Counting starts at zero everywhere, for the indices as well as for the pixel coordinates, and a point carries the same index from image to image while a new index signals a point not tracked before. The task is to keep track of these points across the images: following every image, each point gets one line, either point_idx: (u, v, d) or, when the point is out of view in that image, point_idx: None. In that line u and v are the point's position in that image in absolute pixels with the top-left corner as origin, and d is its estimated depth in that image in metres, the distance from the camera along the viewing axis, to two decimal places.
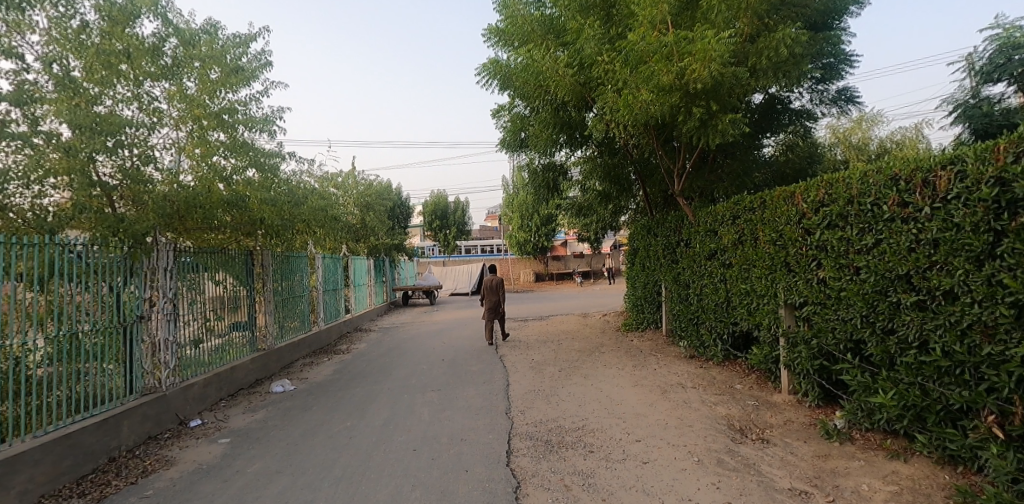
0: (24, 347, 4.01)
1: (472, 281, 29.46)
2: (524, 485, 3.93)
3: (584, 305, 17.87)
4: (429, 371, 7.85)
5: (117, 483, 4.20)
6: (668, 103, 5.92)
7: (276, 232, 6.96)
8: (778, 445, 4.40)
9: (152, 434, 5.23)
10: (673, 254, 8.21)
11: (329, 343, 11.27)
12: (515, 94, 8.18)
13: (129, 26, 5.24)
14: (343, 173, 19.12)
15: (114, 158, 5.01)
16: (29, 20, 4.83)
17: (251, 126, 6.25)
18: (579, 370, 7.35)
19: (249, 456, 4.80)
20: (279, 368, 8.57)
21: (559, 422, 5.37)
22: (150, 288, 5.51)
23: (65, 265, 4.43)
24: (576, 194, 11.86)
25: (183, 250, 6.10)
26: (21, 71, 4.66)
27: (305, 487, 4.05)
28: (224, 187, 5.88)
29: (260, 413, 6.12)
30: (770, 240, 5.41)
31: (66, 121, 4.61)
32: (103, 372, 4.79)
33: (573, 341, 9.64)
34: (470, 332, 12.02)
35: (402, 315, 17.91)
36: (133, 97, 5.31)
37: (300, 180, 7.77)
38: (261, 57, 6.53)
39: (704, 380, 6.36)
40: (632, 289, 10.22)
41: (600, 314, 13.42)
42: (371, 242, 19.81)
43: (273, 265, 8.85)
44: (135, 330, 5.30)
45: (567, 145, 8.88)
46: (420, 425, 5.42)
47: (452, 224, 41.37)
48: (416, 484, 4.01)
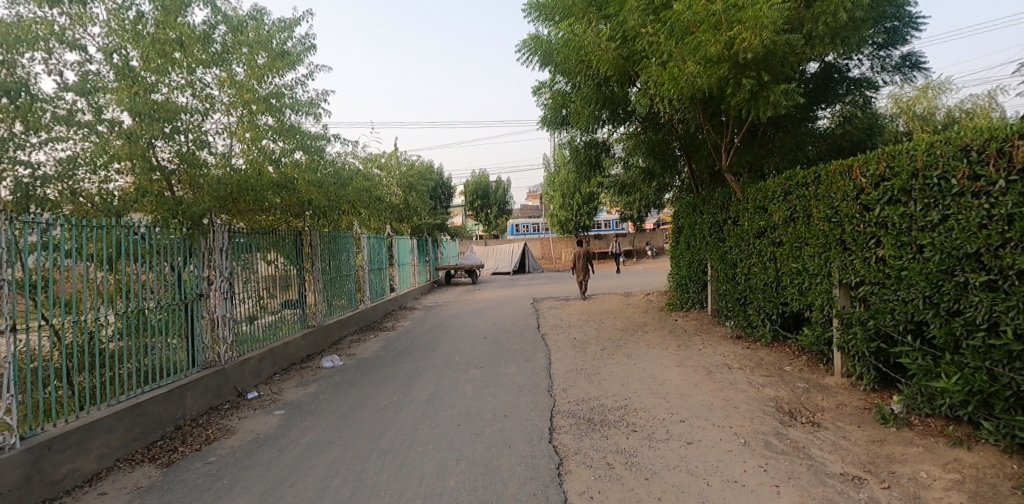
0: (97, 322, 4.32)
1: (514, 260, 29.46)
2: (567, 462, 3.96)
3: (627, 285, 17.59)
4: (472, 349, 7.97)
5: (183, 450, 4.53)
6: (716, 75, 5.69)
7: (324, 213, 7.15)
8: (829, 429, 4.25)
9: (214, 405, 5.56)
10: (720, 233, 7.96)
11: (375, 321, 11.61)
12: (556, 70, 8.05)
13: (182, 14, 5.38)
14: (386, 153, 19.37)
15: (172, 144, 5.24)
16: (90, 13, 5.17)
17: (297, 110, 6.37)
18: (622, 349, 7.28)
19: (302, 427, 5.04)
20: (329, 343, 8.91)
21: (601, 400, 5.36)
22: (208, 267, 5.78)
23: (131, 246, 4.70)
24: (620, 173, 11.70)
25: (238, 231, 6.35)
26: (84, 62, 4.94)
27: (355, 458, 4.23)
28: (274, 170, 6.05)
29: (312, 387, 6.38)
30: (824, 216, 5.15)
31: (127, 109, 4.87)
32: (168, 346, 5.11)
33: (615, 321, 9.54)
34: (510, 311, 12.07)
35: (445, 294, 18.22)
36: (187, 84, 5.51)
37: (344, 162, 7.89)
38: (305, 41, 6.62)
39: (752, 361, 6.21)
40: (676, 269, 10.01)
41: (643, 294, 13.25)
42: (414, 222, 20.25)
43: (321, 245, 9.09)
44: (195, 308, 5.58)
45: (609, 122, 8.68)
46: (464, 401, 5.52)
47: (495, 204, 41.60)
48: (460, 458, 4.12)
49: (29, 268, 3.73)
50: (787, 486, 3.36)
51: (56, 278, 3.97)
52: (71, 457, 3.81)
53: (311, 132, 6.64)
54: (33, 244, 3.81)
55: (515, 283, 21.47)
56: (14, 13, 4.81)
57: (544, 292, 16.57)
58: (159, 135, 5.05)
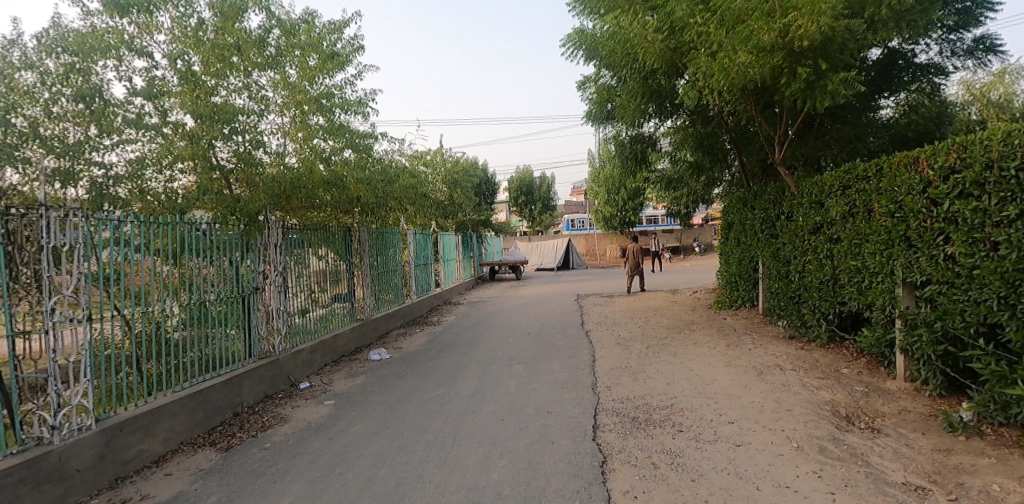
0: (163, 313, 4.59)
1: (558, 256, 29.35)
2: (611, 461, 3.92)
3: (675, 282, 17.19)
4: (515, 345, 7.99)
5: (241, 435, 4.77)
6: (769, 64, 5.47)
7: (372, 210, 7.32)
8: (890, 435, 4.04)
9: (269, 394, 5.81)
10: (772, 229, 7.66)
11: (420, 315, 11.83)
12: (601, 64, 7.96)
13: (239, 20, 5.60)
14: (431, 150, 19.64)
15: (230, 144, 5.49)
16: (156, 21, 5.44)
17: (346, 109, 6.54)
18: (668, 348, 7.14)
19: (351, 417, 5.20)
20: (377, 336, 9.15)
21: (646, 399, 5.27)
22: (263, 262, 6.04)
23: (193, 242, 4.95)
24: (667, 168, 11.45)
25: (291, 227, 6.59)
26: (151, 68, 5.24)
27: (400, 449, 4.34)
28: (324, 168, 6.25)
29: (360, 378, 6.56)
30: (886, 211, 4.87)
31: (190, 112, 5.12)
32: (227, 336, 5.38)
33: (661, 318, 9.36)
34: (553, 307, 12.04)
35: (489, 289, 18.35)
36: (244, 86, 5.73)
37: (391, 159, 8.04)
38: (354, 42, 6.78)
39: (806, 363, 5.96)
40: (725, 266, 9.71)
41: (690, 291, 12.92)
42: (459, 218, 20.46)
43: (369, 241, 9.32)
44: (252, 300, 5.84)
45: (656, 115, 8.50)
46: (507, 396, 5.55)
47: (539, 200, 41.36)
48: (503, 453, 4.15)
49: (101, 262, 4.02)
50: (843, 494, 3.21)
51: (126, 272, 4.26)
52: (140, 439, 4.09)
53: (359, 131, 6.78)
54: (107, 240, 4.09)
55: (559, 279, 21.36)
56: (90, 23, 5.15)
57: (587, 288, 16.43)
58: (219, 136, 5.28)
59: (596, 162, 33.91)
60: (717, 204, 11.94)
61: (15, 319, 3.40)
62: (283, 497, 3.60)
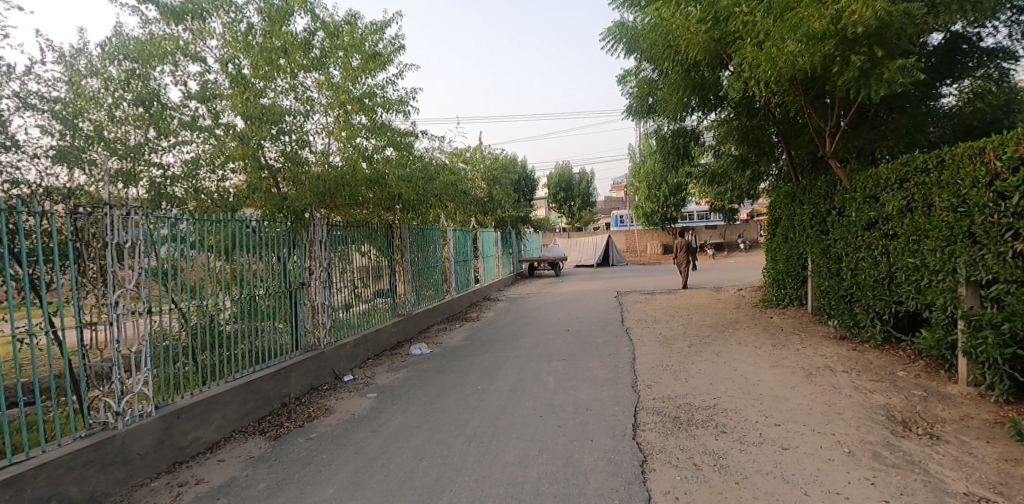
0: (216, 306, 4.81)
1: (597, 254, 29.11)
2: (651, 460, 3.86)
3: (719, 279, 16.72)
4: (554, 341, 7.98)
5: (289, 425, 4.94)
6: (820, 53, 5.25)
7: (413, 207, 7.44)
8: (951, 442, 3.82)
9: (315, 386, 6.00)
10: (822, 225, 7.37)
11: (460, 311, 11.96)
12: (642, 57, 7.83)
13: (286, 24, 5.79)
14: (471, 147, 19.76)
15: (278, 144, 5.69)
16: (209, 27, 5.66)
17: (388, 108, 6.65)
18: (711, 347, 6.97)
19: (392, 410, 5.31)
20: (417, 331, 9.31)
21: (688, 399, 5.17)
22: (309, 258, 6.23)
23: (244, 238, 5.16)
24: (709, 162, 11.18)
25: (335, 224, 6.77)
26: (204, 73, 5.47)
27: (441, 443, 4.40)
28: (367, 166, 6.38)
29: (401, 372, 6.69)
30: (947, 206, 4.61)
31: (240, 114, 5.33)
32: (275, 329, 5.59)
33: (704, 316, 9.15)
34: (592, 304, 11.95)
35: (529, 286, 18.33)
36: (290, 88, 5.93)
37: (431, 157, 8.14)
38: (395, 41, 6.89)
39: (858, 364, 5.71)
40: (771, 263, 9.40)
41: (734, 289, 12.55)
42: (498, 214, 20.54)
43: (410, 237, 9.47)
44: (299, 295, 6.05)
45: (699, 108, 8.29)
46: (546, 393, 5.55)
47: (579, 196, 40.95)
48: (542, 449, 4.15)
49: (159, 257, 4.26)
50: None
51: (183, 267, 4.49)
52: (196, 426, 4.30)
53: (401, 129, 6.89)
54: (165, 237, 4.31)
55: (599, 276, 21.13)
56: (148, 31, 5.42)
57: (627, 285, 16.22)
58: (267, 136, 5.48)
59: (637, 157, 33.29)
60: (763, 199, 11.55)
61: (82, 311, 3.62)
62: (328, 486, 3.71)
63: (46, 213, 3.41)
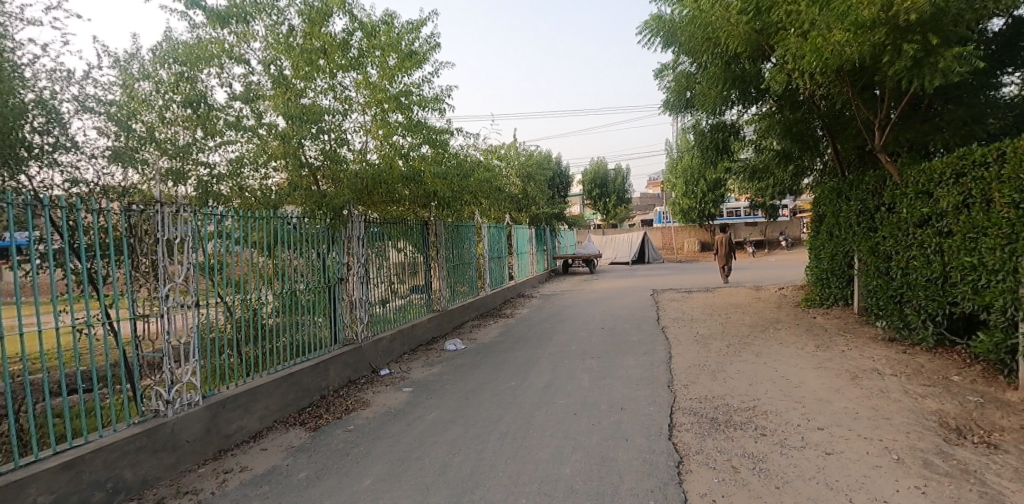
0: (259, 301, 4.97)
1: (633, 250, 28.75)
2: (687, 462, 3.79)
3: (761, 277, 16.25)
4: (588, 339, 7.93)
5: (327, 417, 5.07)
6: (870, 42, 5.04)
7: (448, 204, 7.50)
8: (1010, 452, 3.61)
9: (352, 379, 6.14)
10: (870, 222, 7.07)
11: (494, 307, 12.03)
12: (680, 50, 7.69)
13: (325, 25, 5.92)
14: (506, 144, 19.77)
15: (317, 143, 5.84)
16: (252, 30, 5.83)
17: (424, 106, 6.73)
18: (750, 347, 6.80)
19: (427, 404, 5.38)
20: (452, 327, 9.41)
21: (726, 400, 5.06)
22: (347, 254, 6.37)
23: (285, 235, 5.30)
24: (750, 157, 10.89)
25: (372, 221, 6.90)
26: (248, 74, 5.65)
27: (474, 438, 4.43)
28: (403, 163, 6.48)
29: (436, 368, 6.78)
30: (1008, 201, 4.35)
31: (282, 114, 5.48)
32: (315, 323, 5.74)
33: (743, 316, 8.93)
34: (627, 302, 11.82)
35: (563, 283, 18.25)
36: (329, 88, 6.06)
37: (466, 153, 8.21)
38: (431, 39, 6.96)
39: (908, 368, 5.47)
40: (815, 262, 9.08)
41: (775, 288, 12.19)
42: (532, 211, 20.52)
43: (445, 234, 9.56)
44: (337, 290, 6.19)
45: (739, 102, 8.09)
46: (580, 391, 5.52)
47: (614, 193, 40.48)
48: (575, 447, 4.13)
49: (207, 253, 4.40)
50: None
51: (228, 262, 4.64)
52: (240, 416, 4.46)
53: (436, 127, 6.96)
54: (212, 233, 4.47)
55: (635, 274, 20.85)
56: (196, 35, 5.64)
57: (663, 283, 15.96)
58: (307, 135, 5.62)
59: (674, 152, 32.62)
60: (806, 195, 11.17)
61: (136, 303, 3.80)
62: (365, 477, 3.79)
63: (103, 210, 3.58)
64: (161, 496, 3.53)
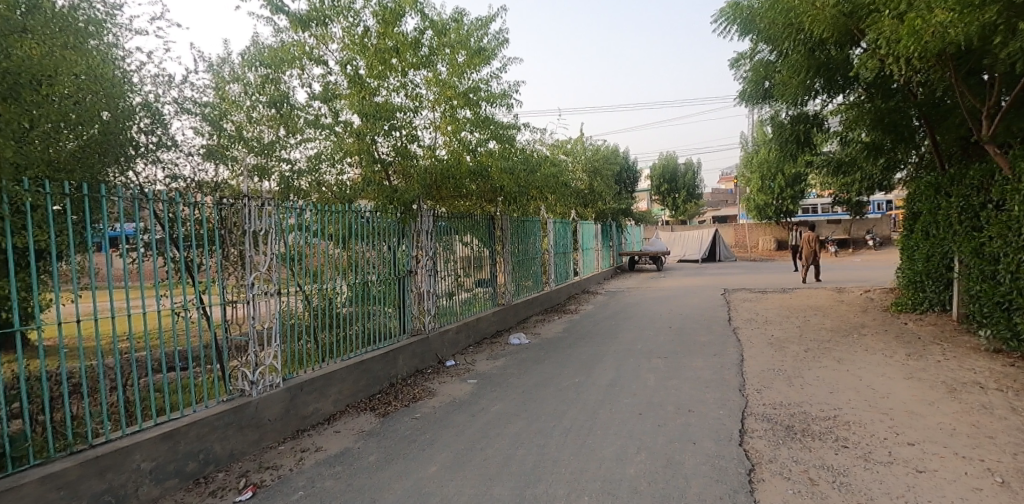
0: (334, 290, 5.22)
1: (703, 248, 27.71)
2: (759, 470, 3.63)
3: (845, 279, 15.17)
4: (655, 338, 7.75)
5: (396, 404, 5.27)
6: (978, 22, 4.53)
7: (514, 199, 7.54)
8: None
9: (419, 368, 6.34)
10: (975, 220, 6.45)
11: (558, 303, 12.03)
12: (759, 38, 7.37)
13: (397, 25, 6.10)
14: (572, 139, 19.65)
15: (390, 139, 6.04)
16: (330, 32, 6.10)
17: (492, 102, 6.80)
18: (831, 353, 6.40)
19: (491, 397, 5.46)
20: (516, 321, 9.50)
21: (804, 407, 4.79)
22: (416, 247, 6.59)
23: (358, 228, 5.54)
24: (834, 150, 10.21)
25: (440, 215, 7.08)
26: (327, 75, 5.94)
27: (537, 433, 4.45)
28: (471, 159, 6.59)
29: (501, 361, 6.87)
30: None
31: (357, 112, 5.70)
32: (385, 313, 5.98)
33: (823, 319, 8.41)
34: (695, 301, 11.44)
35: (629, 280, 17.95)
36: (401, 86, 6.24)
37: (533, 149, 8.23)
38: (499, 35, 7.01)
39: (1017, 383, 4.94)
40: (907, 263, 8.38)
41: (861, 291, 11.36)
42: (598, 207, 20.31)
43: (511, 229, 9.64)
44: (407, 282, 6.41)
45: (824, 91, 7.70)
46: (645, 390, 5.42)
47: (683, 188, 39.21)
48: (640, 448, 4.06)
49: (288, 244, 4.68)
50: None
51: (307, 253, 4.92)
52: (316, 398, 4.73)
53: (503, 122, 7.02)
54: (292, 225, 4.75)
55: (704, 273, 20.15)
56: (280, 39, 5.99)
57: (735, 283, 15.31)
58: (380, 131, 5.87)
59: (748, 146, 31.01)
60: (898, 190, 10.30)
61: (225, 290, 4.10)
62: (430, 464, 3.90)
63: (198, 204, 3.89)
64: (245, 470, 3.81)
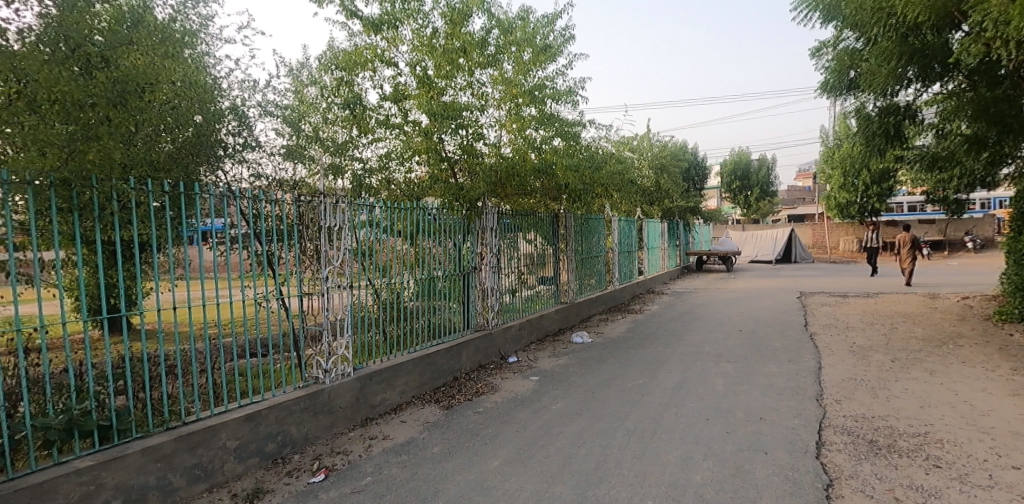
0: (401, 285, 5.39)
1: (777, 248, 26.33)
2: (838, 485, 3.41)
3: (940, 284, 13.89)
4: (723, 341, 7.46)
5: (459, 397, 5.37)
6: None
7: (578, 196, 7.47)
8: None
9: (482, 364, 6.44)
10: None
11: (622, 302, 11.84)
12: (844, 24, 6.92)
13: (464, 25, 6.20)
14: (638, 136, 19.25)
15: (456, 138, 6.12)
16: (400, 35, 6.29)
17: (557, 99, 6.77)
18: (922, 364, 5.91)
19: (553, 395, 5.46)
20: (579, 320, 9.44)
21: (890, 421, 4.46)
22: (481, 244, 6.70)
23: (425, 225, 5.69)
24: (929, 144, 9.38)
25: (504, 213, 7.14)
26: (397, 76, 6.14)
27: (600, 433, 4.40)
28: (535, 156, 6.56)
29: (563, 359, 6.85)
30: None
31: (425, 111, 5.83)
32: (450, 308, 6.11)
33: (913, 327, 7.77)
34: (768, 304, 10.91)
35: (696, 280, 17.38)
36: (467, 85, 6.34)
37: (598, 146, 8.13)
38: (565, 32, 6.97)
39: None
40: (1013, 268, 7.58)
41: (959, 297, 10.38)
42: (665, 205, 19.78)
43: (575, 227, 9.57)
44: (471, 278, 6.52)
45: (919, 79, 7.09)
46: (714, 395, 5.23)
47: (757, 185, 37.38)
48: (707, 454, 3.92)
49: (359, 239, 4.88)
50: None
51: (377, 249, 5.12)
52: (384, 389, 4.92)
53: (568, 119, 6.95)
54: (364, 222, 4.94)
55: (779, 274, 19.15)
56: (354, 43, 6.24)
57: (812, 285, 14.44)
58: (447, 130, 5.93)
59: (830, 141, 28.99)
60: (1005, 187, 9.30)
61: (302, 282, 4.32)
62: (493, 459, 3.95)
63: (279, 201, 4.13)
64: (319, 453, 4.02)
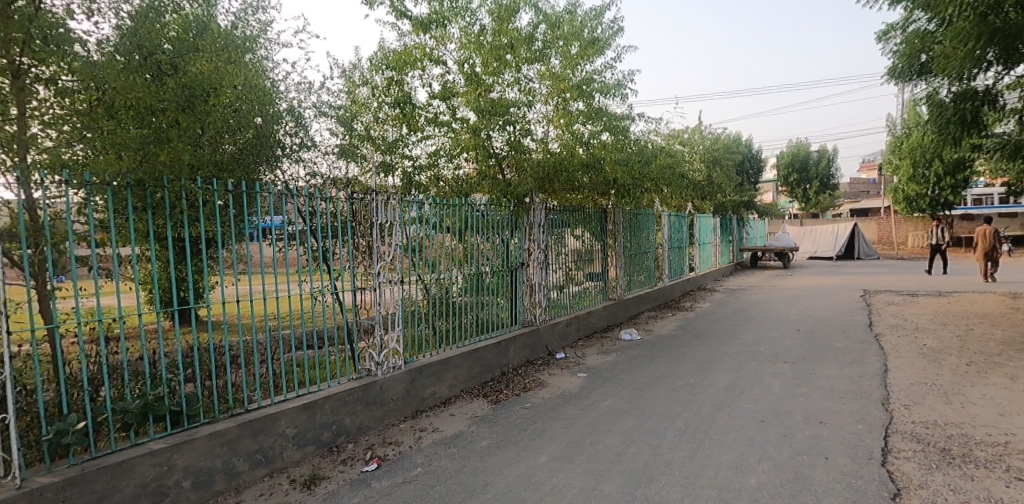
0: (449, 281, 5.48)
1: (838, 244, 25.08)
2: (907, 495, 3.23)
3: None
4: (780, 341, 7.18)
5: (506, 393, 5.41)
6: None
7: (627, 192, 7.34)
8: None
9: (530, 359, 6.47)
10: None
11: (671, 300, 11.59)
12: (914, 5, 6.51)
13: (512, 21, 6.22)
14: (688, 129, 18.75)
15: (503, 134, 6.13)
16: (448, 33, 6.36)
17: (605, 93, 6.68)
18: (1003, 369, 5.49)
19: (601, 392, 5.41)
20: (627, 317, 9.32)
21: (965, 429, 4.17)
22: (529, 240, 6.72)
23: (473, 221, 5.75)
24: (1011, 131, 8.68)
25: (552, 209, 7.12)
26: (445, 74, 6.21)
27: (649, 432, 4.34)
28: (584, 151, 6.44)
29: (612, 356, 6.78)
30: None
31: (473, 109, 5.88)
32: (497, 304, 6.16)
33: (993, 329, 7.22)
34: (828, 303, 10.40)
35: (750, 278, 16.80)
36: (515, 81, 6.37)
37: (648, 140, 7.97)
38: (613, 24, 6.86)
39: None
40: None
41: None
42: (716, 200, 19.18)
43: (623, 223, 9.42)
44: (519, 274, 6.56)
45: (1000, 62, 6.57)
46: (770, 397, 5.05)
47: (817, 178, 35.63)
48: (762, 457, 3.80)
49: (410, 235, 4.97)
50: None
51: (427, 245, 5.21)
52: (434, 382, 5.02)
53: (617, 113, 6.85)
54: (413, 218, 5.02)
55: (840, 272, 18.24)
56: (404, 43, 6.37)
57: (876, 283, 13.65)
58: (494, 127, 5.97)
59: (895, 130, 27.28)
60: None
61: (355, 277, 4.38)
62: (540, 454, 3.96)
63: (333, 198, 4.24)
64: (371, 443, 4.15)
